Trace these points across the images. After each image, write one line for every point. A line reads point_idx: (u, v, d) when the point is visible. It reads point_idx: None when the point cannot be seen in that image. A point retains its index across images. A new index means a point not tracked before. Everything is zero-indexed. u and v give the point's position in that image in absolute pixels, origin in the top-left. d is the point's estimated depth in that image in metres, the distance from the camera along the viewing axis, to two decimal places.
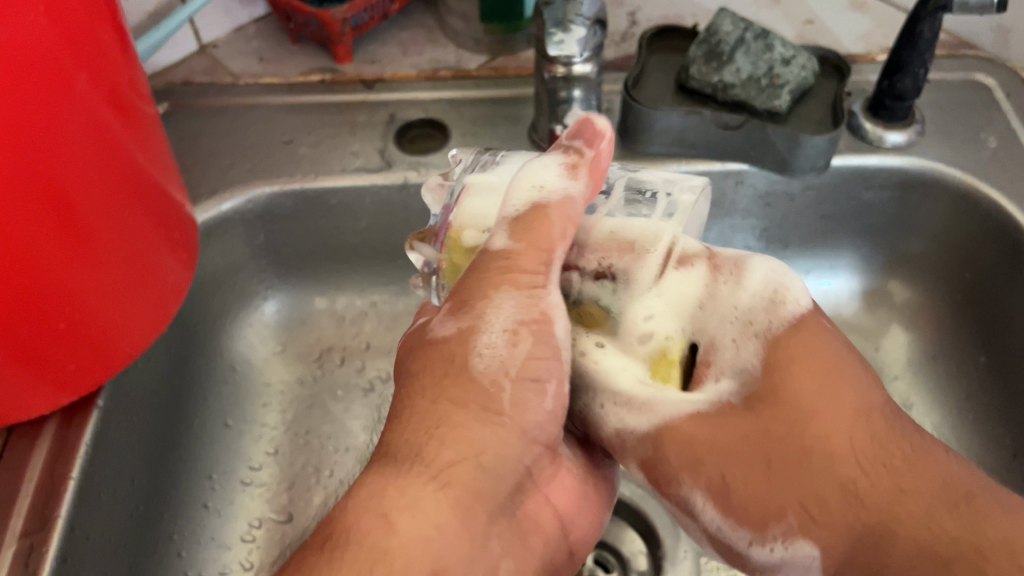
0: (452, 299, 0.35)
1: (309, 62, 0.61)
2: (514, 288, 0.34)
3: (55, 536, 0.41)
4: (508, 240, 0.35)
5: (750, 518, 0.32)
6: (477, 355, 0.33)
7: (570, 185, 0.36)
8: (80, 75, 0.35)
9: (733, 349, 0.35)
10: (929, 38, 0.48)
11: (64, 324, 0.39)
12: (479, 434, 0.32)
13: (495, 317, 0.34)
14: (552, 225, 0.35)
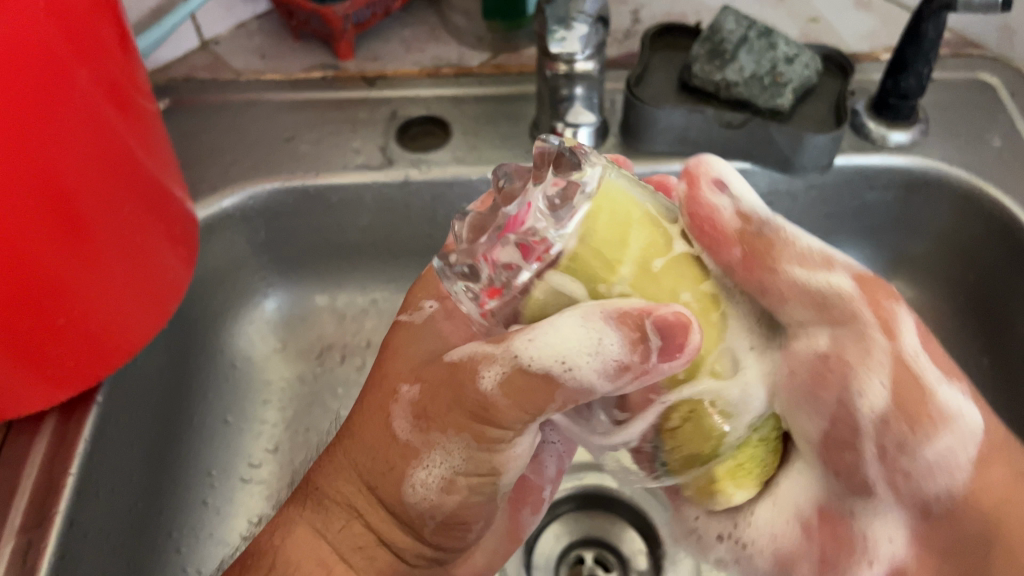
0: (418, 398, 0.37)
1: (311, 59, 0.61)
2: (475, 442, 0.35)
3: (53, 532, 0.41)
4: (497, 391, 0.33)
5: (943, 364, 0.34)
6: (412, 486, 0.37)
7: (603, 379, 0.31)
8: (80, 71, 0.34)
9: None
10: (933, 38, 0.48)
11: (63, 320, 0.39)
12: (400, 535, 0.39)
13: (440, 459, 0.36)
14: (550, 398, 0.33)
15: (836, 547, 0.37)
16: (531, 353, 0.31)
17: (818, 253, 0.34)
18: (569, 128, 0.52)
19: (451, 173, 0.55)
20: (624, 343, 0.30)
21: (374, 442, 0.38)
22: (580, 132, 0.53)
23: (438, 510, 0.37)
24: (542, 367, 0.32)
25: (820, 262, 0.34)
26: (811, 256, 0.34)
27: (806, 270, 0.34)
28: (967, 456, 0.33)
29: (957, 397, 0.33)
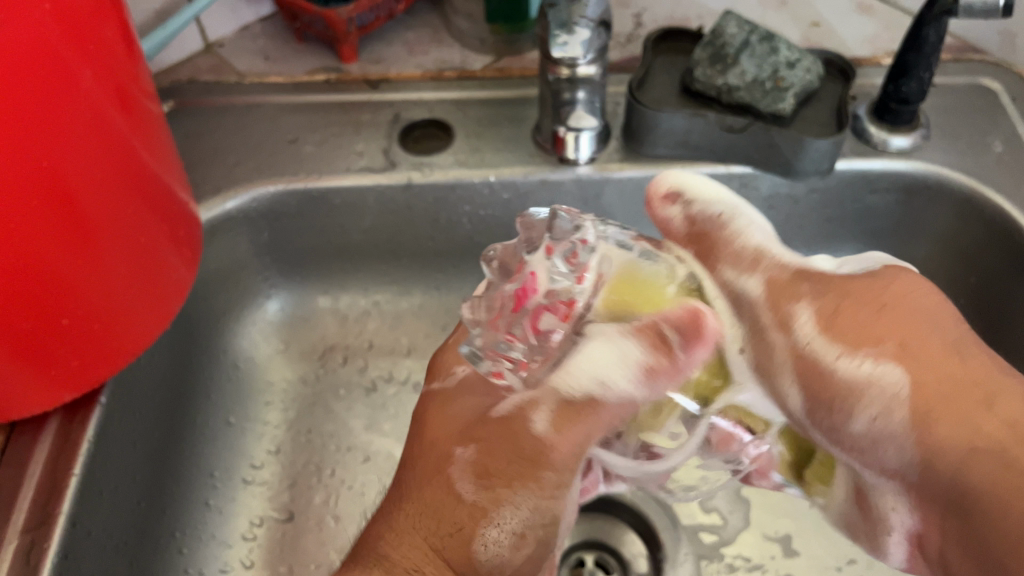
0: (479, 457, 0.37)
1: (315, 62, 0.61)
2: (541, 487, 0.36)
3: (57, 531, 0.41)
4: (548, 429, 0.36)
5: (846, 339, 0.34)
6: (482, 545, 0.36)
7: (638, 391, 0.36)
8: (85, 73, 0.35)
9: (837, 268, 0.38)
10: (934, 42, 0.48)
11: (67, 321, 0.39)
12: None
13: (510, 512, 0.36)
14: (591, 426, 0.36)
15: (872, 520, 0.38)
16: (567, 376, 0.36)
17: (750, 249, 0.38)
18: (571, 132, 0.53)
19: (454, 176, 0.55)
20: (649, 330, 0.36)
21: (435, 503, 0.37)
22: (580, 136, 0.53)
23: (506, 565, 0.36)
24: (584, 391, 0.36)
25: (746, 263, 0.38)
26: (742, 253, 0.38)
27: (734, 270, 0.38)
28: (901, 421, 0.32)
29: (864, 369, 0.33)
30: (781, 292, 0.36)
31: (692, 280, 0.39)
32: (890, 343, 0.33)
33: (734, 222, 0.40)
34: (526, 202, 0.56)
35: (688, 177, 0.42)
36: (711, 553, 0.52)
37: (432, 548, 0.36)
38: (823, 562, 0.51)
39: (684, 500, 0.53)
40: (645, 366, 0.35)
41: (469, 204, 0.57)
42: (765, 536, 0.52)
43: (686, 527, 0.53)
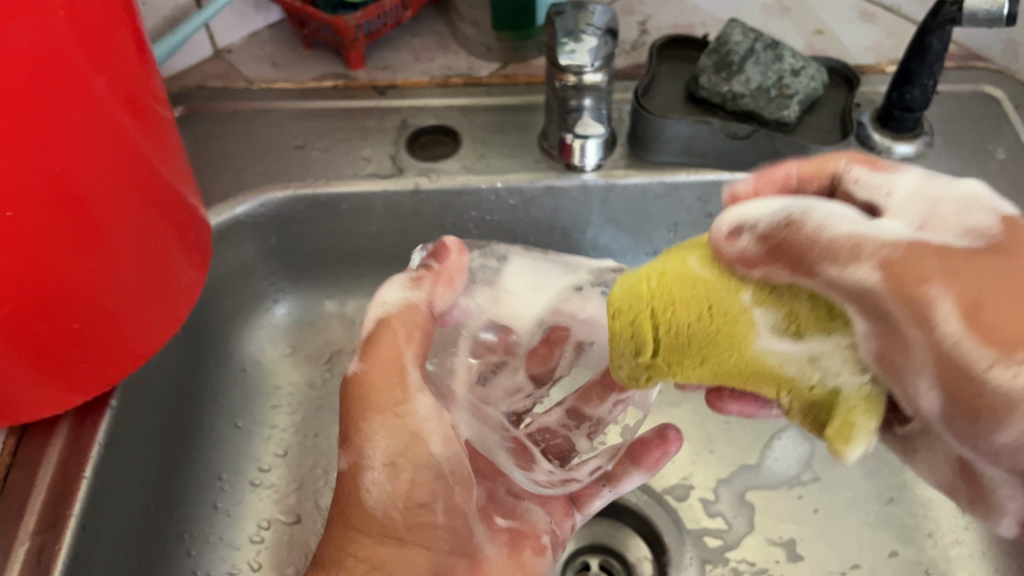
0: (340, 427, 0.40)
1: (322, 68, 0.62)
2: (375, 414, 0.38)
3: (67, 534, 0.42)
4: (359, 364, 0.39)
5: (993, 337, 0.26)
6: (367, 491, 0.38)
7: (412, 296, 0.41)
8: (97, 79, 0.35)
9: (956, 216, 0.31)
10: (938, 50, 0.49)
11: (78, 325, 0.39)
12: (385, 552, 0.39)
13: (371, 449, 0.38)
14: (398, 332, 0.39)
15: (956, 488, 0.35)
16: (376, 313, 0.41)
17: (844, 240, 0.29)
18: (578, 139, 0.53)
19: (460, 182, 0.56)
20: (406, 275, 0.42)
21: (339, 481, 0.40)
22: (587, 144, 0.53)
23: (400, 499, 0.38)
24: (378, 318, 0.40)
25: (846, 251, 0.28)
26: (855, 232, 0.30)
27: (836, 265, 0.28)
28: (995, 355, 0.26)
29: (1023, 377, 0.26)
30: (906, 269, 0.28)
31: (455, 241, 0.42)
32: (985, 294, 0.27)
33: (807, 218, 0.30)
34: (532, 207, 0.57)
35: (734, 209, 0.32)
36: (715, 558, 0.52)
37: (352, 525, 0.39)
38: (827, 567, 0.51)
39: (688, 505, 0.54)
40: (412, 287, 0.41)
41: (475, 210, 0.57)
42: (770, 541, 0.52)
43: (690, 531, 0.53)
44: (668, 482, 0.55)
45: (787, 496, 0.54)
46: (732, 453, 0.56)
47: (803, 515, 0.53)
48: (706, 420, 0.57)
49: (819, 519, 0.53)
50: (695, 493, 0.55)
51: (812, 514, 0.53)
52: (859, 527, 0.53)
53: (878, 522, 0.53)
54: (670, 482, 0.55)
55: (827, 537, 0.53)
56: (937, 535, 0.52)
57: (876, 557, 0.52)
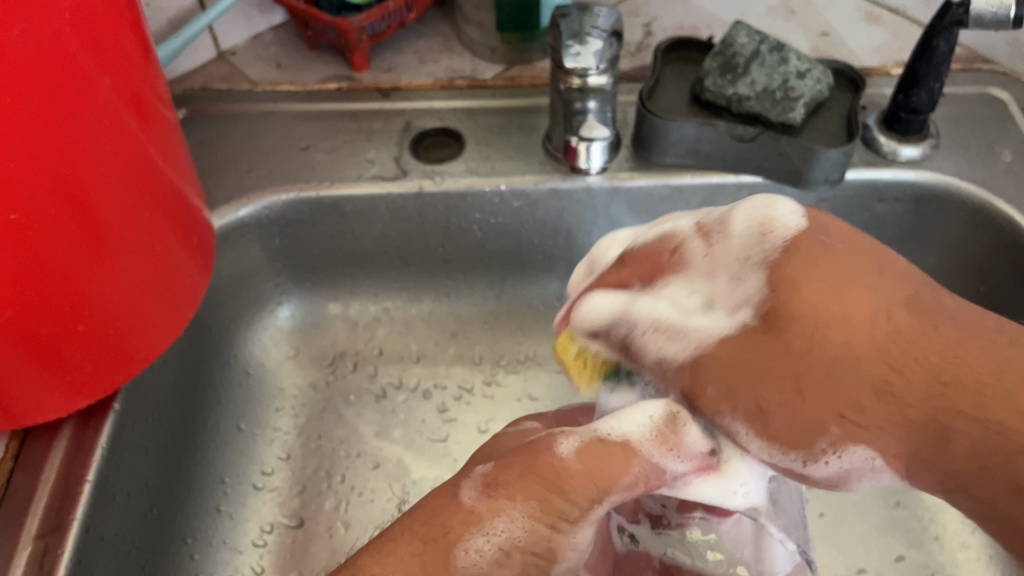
0: (491, 469, 0.32)
1: (327, 71, 0.62)
2: (543, 511, 0.31)
3: (70, 537, 0.42)
4: (571, 452, 0.32)
5: (797, 438, 0.29)
6: (463, 549, 0.30)
7: (662, 459, 0.32)
8: (103, 82, 0.35)
9: (721, 303, 0.33)
10: (944, 52, 0.48)
11: (83, 328, 0.39)
12: None
13: (504, 526, 0.30)
14: (626, 472, 0.31)
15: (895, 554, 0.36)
16: (598, 428, 0.33)
17: (658, 364, 0.34)
18: (583, 141, 0.53)
19: (465, 184, 0.56)
20: (665, 414, 0.32)
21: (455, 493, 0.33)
22: (592, 146, 0.53)
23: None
24: (625, 435, 0.32)
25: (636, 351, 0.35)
26: (656, 367, 0.34)
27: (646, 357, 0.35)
28: (829, 422, 0.28)
29: (833, 464, 0.29)
30: (694, 383, 0.32)
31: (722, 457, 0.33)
32: (831, 373, 0.28)
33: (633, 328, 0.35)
34: (537, 210, 0.57)
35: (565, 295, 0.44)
36: None
37: (410, 552, 0.30)
38: (831, 571, 0.51)
39: None
40: (654, 436, 0.32)
41: (480, 212, 0.57)
42: None
43: None
44: None
45: None
46: None
47: (809, 519, 0.53)
48: None
49: (824, 523, 0.53)
50: None
51: (817, 518, 0.53)
52: (866, 530, 0.52)
53: (884, 526, 0.53)
54: None
55: (832, 540, 0.52)
56: (942, 539, 0.52)
57: (882, 561, 0.51)
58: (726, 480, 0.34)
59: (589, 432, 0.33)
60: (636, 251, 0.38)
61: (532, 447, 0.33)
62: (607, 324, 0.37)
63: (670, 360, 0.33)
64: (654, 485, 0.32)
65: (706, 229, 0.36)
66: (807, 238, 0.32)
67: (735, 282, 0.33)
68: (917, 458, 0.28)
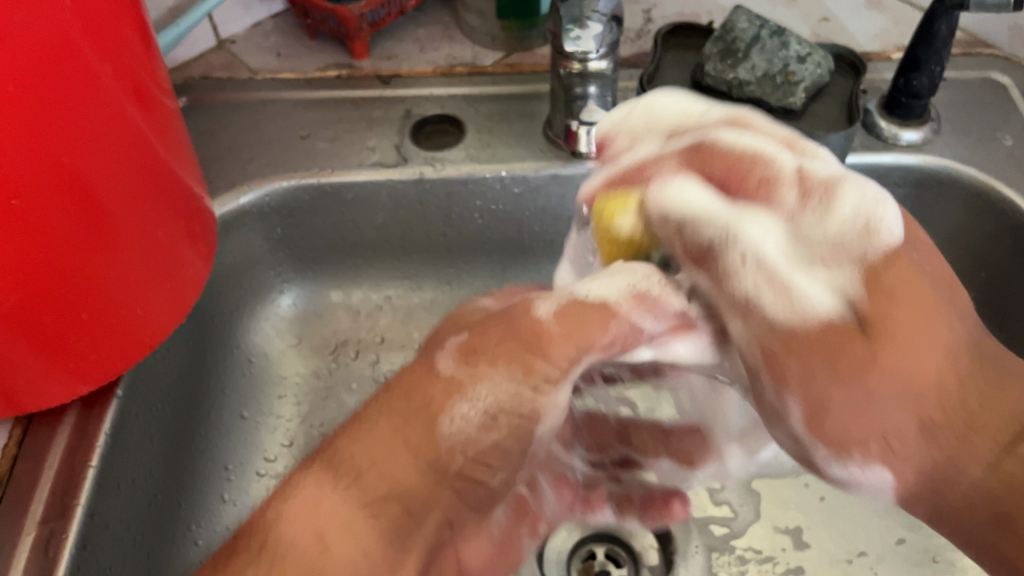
0: (467, 340, 0.35)
1: (327, 59, 0.62)
2: (523, 370, 0.34)
3: (74, 524, 0.42)
4: (548, 313, 0.35)
5: (835, 438, 0.35)
6: (448, 418, 0.33)
7: (641, 320, 0.36)
8: (105, 69, 0.35)
9: (825, 266, 0.35)
10: (945, 35, 0.48)
11: (86, 315, 0.39)
12: (415, 480, 0.33)
13: (486, 393, 0.33)
14: (601, 332, 0.34)
15: None
16: (577, 290, 0.36)
17: (742, 299, 0.36)
18: (584, 126, 0.53)
19: (465, 171, 0.56)
20: (634, 290, 0.36)
21: (410, 390, 0.34)
22: (593, 131, 0.53)
23: (473, 448, 0.34)
24: (600, 296, 0.35)
25: (710, 252, 0.37)
26: (736, 298, 0.36)
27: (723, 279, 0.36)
28: (877, 450, 0.34)
29: (855, 472, 0.35)
30: (772, 339, 0.35)
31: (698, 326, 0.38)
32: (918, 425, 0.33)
33: (725, 250, 0.36)
34: (538, 196, 0.57)
35: (674, 184, 0.38)
36: (721, 546, 0.52)
37: (392, 429, 0.33)
38: (833, 555, 0.51)
39: (694, 493, 0.54)
40: (630, 292, 0.36)
41: (480, 199, 0.57)
42: (776, 529, 0.52)
43: (696, 520, 0.53)
44: None
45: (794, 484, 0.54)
46: None
47: (810, 503, 0.53)
48: None
49: (825, 508, 0.53)
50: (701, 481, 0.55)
51: (819, 502, 0.53)
52: (867, 514, 0.53)
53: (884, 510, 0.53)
54: None
55: (834, 525, 0.52)
56: None
57: (883, 545, 0.52)
58: (696, 339, 0.38)
59: (558, 296, 0.36)
60: (717, 147, 0.38)
61: (509, 315, 0.36)
62: (688, 219, 0.37)
63: (759, 306, 0.35)
64: (631, 343, 0.36)
65: (809, 183, 0.35)
66: (901, 251, 0.34)
67: (818, 260, 0.35)
68: (927, 481, 0.34)
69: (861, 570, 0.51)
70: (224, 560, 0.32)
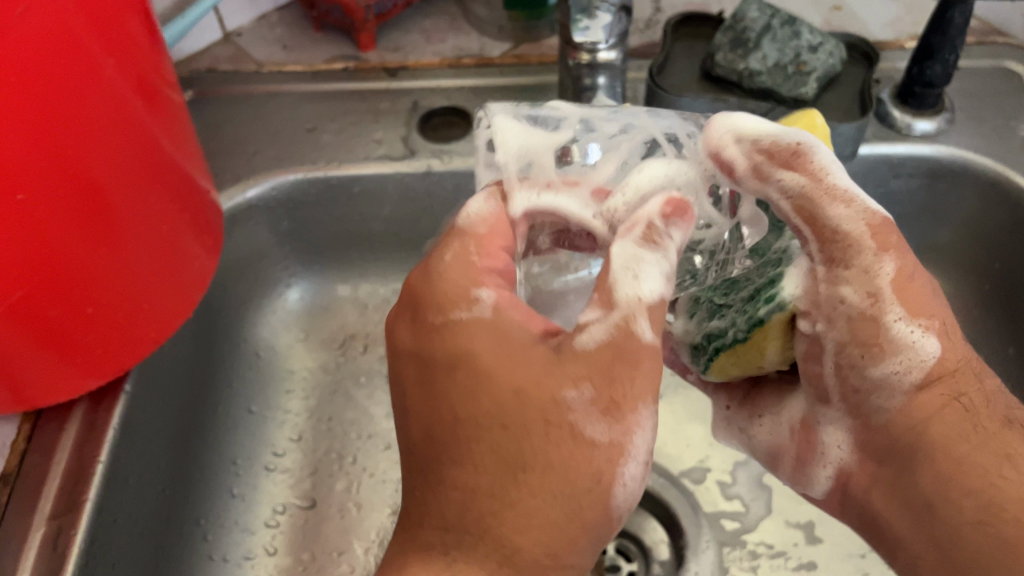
0: (590, 391, 0.31)
1: (333, 50, 0.61)
2: (650, 398, 0.32)
3: (83, 518, 0.42)
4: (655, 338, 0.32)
5: (914, 304, 0.35)
6: (620, 483, 0.31)
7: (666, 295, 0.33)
8: (110, 62, 0.35)
9: None
10: (959, 24, 0.48)
11: (92, 309, 0.39)
12: (586, 549, 0.31)
13: (640, 440, 0.32)
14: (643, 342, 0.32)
15: (810, 452, 0.40)
16: (637, 293, 0.32)
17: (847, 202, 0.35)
18: None
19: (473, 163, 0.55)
20: (644, 247, 0.33)
21: (555, 461, 0.30)
22: None
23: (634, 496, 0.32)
24: (660, 292, 0.33)
25: (790, 156, 0.35)
26: (828, 189, 0.35)
27: (834, 203, 0.35)
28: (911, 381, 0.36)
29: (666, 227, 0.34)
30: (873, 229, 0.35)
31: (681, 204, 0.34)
32: (933, 361, 0.35)
33: (814, 153, 0.35)
34: None
35: (733, 118, 0.37)
36: (733, 540, 0.52)
37: (561, 510, 0.30)
38: (846, 550, 0.51)
39: (705, 487, 0.54)
40: (670, 282, 0.33)
41: None
42: (787, 523, 0.52)
43: (706, 514, 0.53)
44: (684, 465, 0.55)
45: None
46: None
47: None
48: None
49: None
50: (712, 475, 0.54)
51: None
52: None
53: None
54: (686, 464, 0.55)
55: None
56: None
57: None
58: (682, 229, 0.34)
59: (631, 308, 0.32)
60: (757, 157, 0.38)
61: (624, 354, 0.31)
62: (761, 138, 0.36)
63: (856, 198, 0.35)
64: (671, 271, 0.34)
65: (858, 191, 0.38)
66: None
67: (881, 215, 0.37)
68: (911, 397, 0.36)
69: (874, 565, 0.50)
70: None
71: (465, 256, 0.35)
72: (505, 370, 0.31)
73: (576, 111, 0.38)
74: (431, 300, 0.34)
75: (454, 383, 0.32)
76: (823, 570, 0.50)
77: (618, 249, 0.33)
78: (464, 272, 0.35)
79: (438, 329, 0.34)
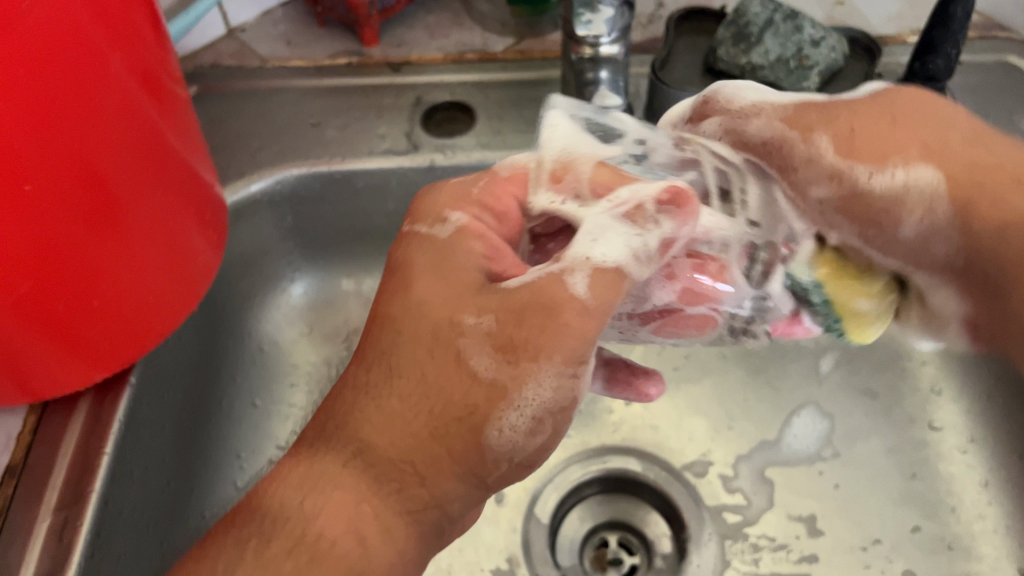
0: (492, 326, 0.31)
1: (337, 46, 0.61)
2: (566, 361, 0.31)
3: (89, 510, 0.42)
4: (587, 294, 0.31)
5: (871, 152, 0.34)
6: (496, 429, 0.31)
7: (627, 265, 0.33)
8: (115, 56, 0.35)
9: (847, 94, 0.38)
10: (961, 18, 0.48)
11: (98, 302, 0.39)
12: (455, 486, 0.31)
13: (533, 394, 0.31)
14: (569, 311, 0.31)
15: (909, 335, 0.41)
16: (588, 254, 0.33)
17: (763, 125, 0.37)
18: None
19: (477, 158, 0.55)
20: (628, 227, 0.34)
21: (433, 382, 0.31)
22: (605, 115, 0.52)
23: (518, 455, 0.32)
24: (616, 261, 0.33)
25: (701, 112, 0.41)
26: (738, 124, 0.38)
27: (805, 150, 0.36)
28: (944, 216, 0.33)
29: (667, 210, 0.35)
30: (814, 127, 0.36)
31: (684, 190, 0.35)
32: (943, 185, 0.33)
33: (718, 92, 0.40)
34: None
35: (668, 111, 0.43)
36: (735, 534, 0.52)
37: (429, 433, 0.31)
38: (848, 543, 0.51)
39: (707, 480, 0.54)
40: (634, 255, 0.33)
41: None
42: (789, 516, 0.52)
43: (709, 507, 0.53)
44: (687, 458, 0.55)
45: (807, 472, 0.54)
46: (752, 428, 0.56)
47: (823, 491, 0.53)
48: (722, 398, 0.57)
49: (839, 495, 0.53)
50: (714, 469, 0.54)
51: (832, 490, 0.53)
52: (880, 502, 0.52)
53: (899, 497, 0.52)
54: (689, 458, 0.55)
55: (849, 513, 0.52)
56: (960, 510, 0.52)
57: (898, 532, 0.51)
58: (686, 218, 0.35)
59: (572, 263, 0.32)
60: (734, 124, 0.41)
61: (542, 297, 0.31)
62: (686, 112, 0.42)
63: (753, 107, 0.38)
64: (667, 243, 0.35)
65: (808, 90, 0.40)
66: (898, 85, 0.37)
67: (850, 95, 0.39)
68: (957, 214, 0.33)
69: (876, 558, 0.50)
70: (262, 551, 0.31)
71: (466, 187, 0.38)
72: (427, 286, 0.33)
73: (636, 131, 0.42)
74: (415, 213, 0.37)
75: (391, 287, 0.34)
76: (824, 563, 0.50)
77: (592, 220, 0.35)
78: (452, 197, 0.37)
79: (403, 241, 0.36)
